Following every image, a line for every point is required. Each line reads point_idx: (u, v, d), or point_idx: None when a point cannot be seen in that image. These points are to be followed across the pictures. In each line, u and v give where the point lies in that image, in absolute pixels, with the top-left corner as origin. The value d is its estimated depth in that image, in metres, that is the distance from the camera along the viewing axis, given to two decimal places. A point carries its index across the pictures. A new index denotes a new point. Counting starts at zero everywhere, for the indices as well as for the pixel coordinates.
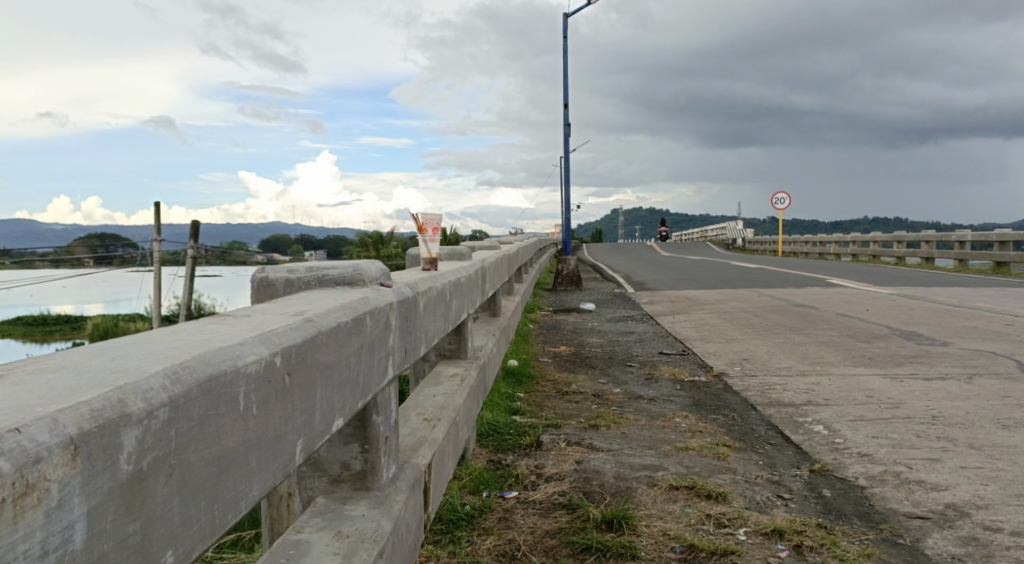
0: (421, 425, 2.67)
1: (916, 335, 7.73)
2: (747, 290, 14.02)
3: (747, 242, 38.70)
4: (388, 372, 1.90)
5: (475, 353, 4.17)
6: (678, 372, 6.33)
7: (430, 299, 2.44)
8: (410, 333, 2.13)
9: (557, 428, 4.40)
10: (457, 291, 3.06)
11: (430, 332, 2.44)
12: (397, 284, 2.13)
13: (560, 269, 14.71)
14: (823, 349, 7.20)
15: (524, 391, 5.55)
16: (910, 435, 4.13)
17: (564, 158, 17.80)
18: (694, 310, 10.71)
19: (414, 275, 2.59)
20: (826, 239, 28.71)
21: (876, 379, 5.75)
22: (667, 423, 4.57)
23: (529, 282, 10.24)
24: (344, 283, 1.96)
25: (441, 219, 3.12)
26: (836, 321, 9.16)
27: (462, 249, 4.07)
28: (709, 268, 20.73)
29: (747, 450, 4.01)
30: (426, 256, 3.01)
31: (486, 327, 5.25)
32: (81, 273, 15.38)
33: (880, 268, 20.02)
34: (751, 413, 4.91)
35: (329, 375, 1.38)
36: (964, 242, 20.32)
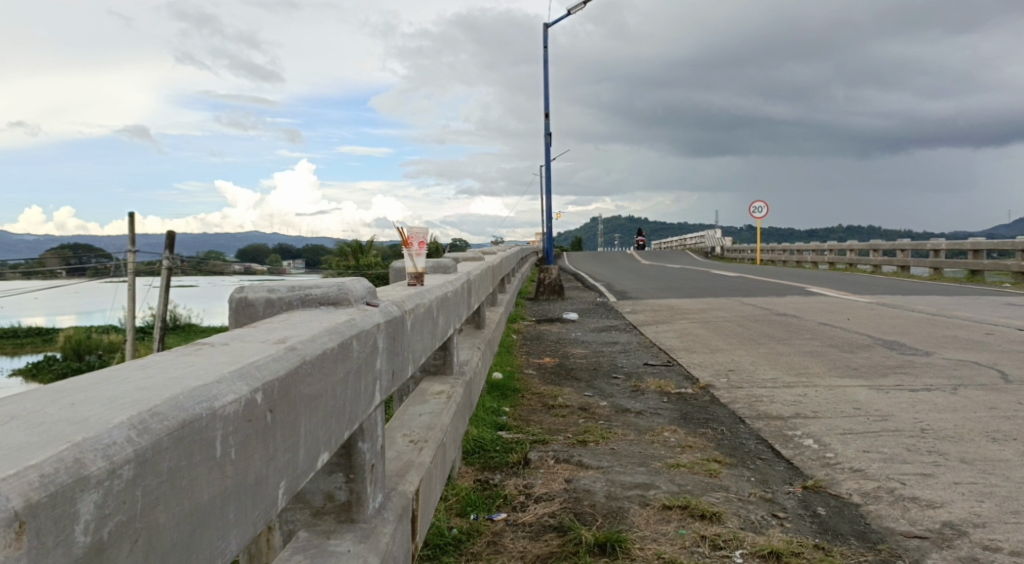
0: (408, 448, 2.56)
1: (899, 345, 7.75)
2: (728, 299, 14.04)
3: (726, 251, 38.95)
4: (375, 398, 1.79)
5: (461, 368, 4.07)
6: (664, 384, 6.26)
7: (417, 316, 2.33)
8: (397, 353, 2.03)
9: (545, 445, 4.30)
10: (444, 306, 2.95)
11: (418, 351, 2.34)
12: (383, 303, 2.02)
13: (542, 278, 14.64)
14: (808, 359, 7.18)
15: (510, 405, 5.44)
16: (901, 449, 4.09)
17: (545, 168, 17.78)
18: (677, 320, 10.68)
19: (401, 291, 2.49)
20: (804, 248, 28.95)
21: (862, 390, 5.73)
22: (656, 437, 4.50)
23: (511, 292, 10.15)
24: (328, 303, 1.85)
25: (426, 231, 3.02)
26: (818, 331, 9.17)
27: (447, 262, 3.96)
28: (689, 277, 20.79)
29: (738, 466, 3.93)
30: (412, 271, 2.91)
31: (471, 340, 5.15)
32: (52, 284, 15.02)
33: (858, 277, 20.19)
34: (740, 426, 4.85)
35: (314, 407, 1.28)
36: (939, 251, 20.57)
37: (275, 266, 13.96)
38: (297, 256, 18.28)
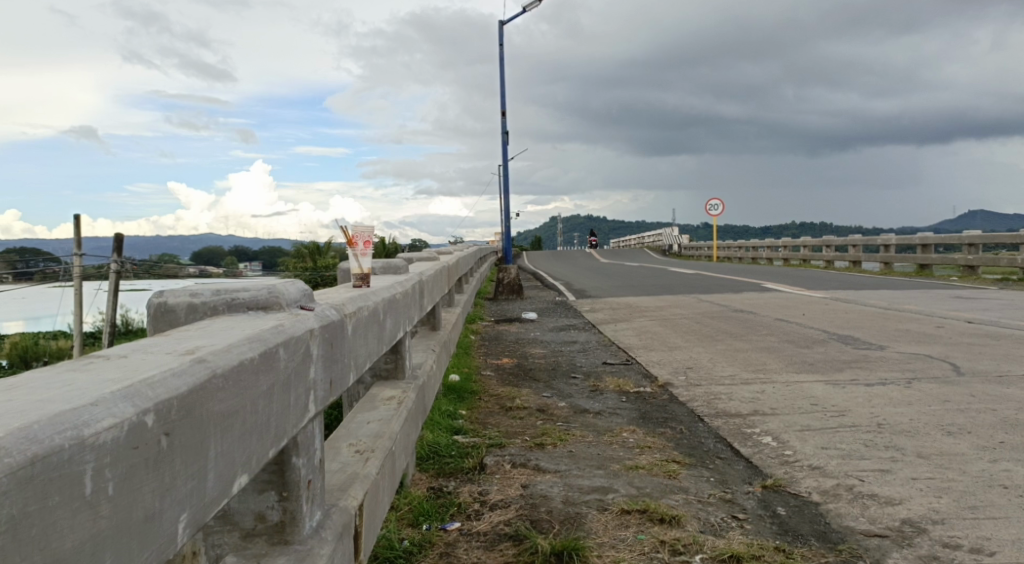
0: (353, 459, 2.41)
1: (853, 340, 7.82)
2: (686, 296, 14.12)
3: (683, 248, 39.33)
4: (311, 410, 1.65)
5: (414, 372, 3.93)
6: (623, 383, 6.20)
7: (360, 320, 2.19)
8: (336, 360, 1.88)
9: (501, 448, 4.19)
10: (392, 308, 2.81)
11: (360, 356, 2.20)
12: (320, 306, 1.88)
13: (502, 278, 14.53)
14: (765, 355, 7.20)
15: (467, 408, 5.31)
16: (859, 445, 4.09)
17: (502, 167, 17.69)
18: (636, 318, 10.66)
19: (344, 294, 2.34)
20: (759, 244, 29.37)
21: (818, 386, 5.74)
22: (614, 438, 4.43)
23: (469, 292, 10.02)
24: (257, 307, 1.70)
25: (373, 230, 2.87)
26: (774, 326, 9.24)
27: (397, 262, 3.81)
28: (648, 274, 20.91)
29: (697, 467, 3.87)
30: (357, 272, 2.75)
31: (425, 343, 5.01)
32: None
33: (812, 272, 20.50)
34: (699, 425, 4.81)
35: (229, 426, 1.14)
36: (889, 245, 21.02)
37: (229, 268, 13.60)
38: (252, 258, 17.88)
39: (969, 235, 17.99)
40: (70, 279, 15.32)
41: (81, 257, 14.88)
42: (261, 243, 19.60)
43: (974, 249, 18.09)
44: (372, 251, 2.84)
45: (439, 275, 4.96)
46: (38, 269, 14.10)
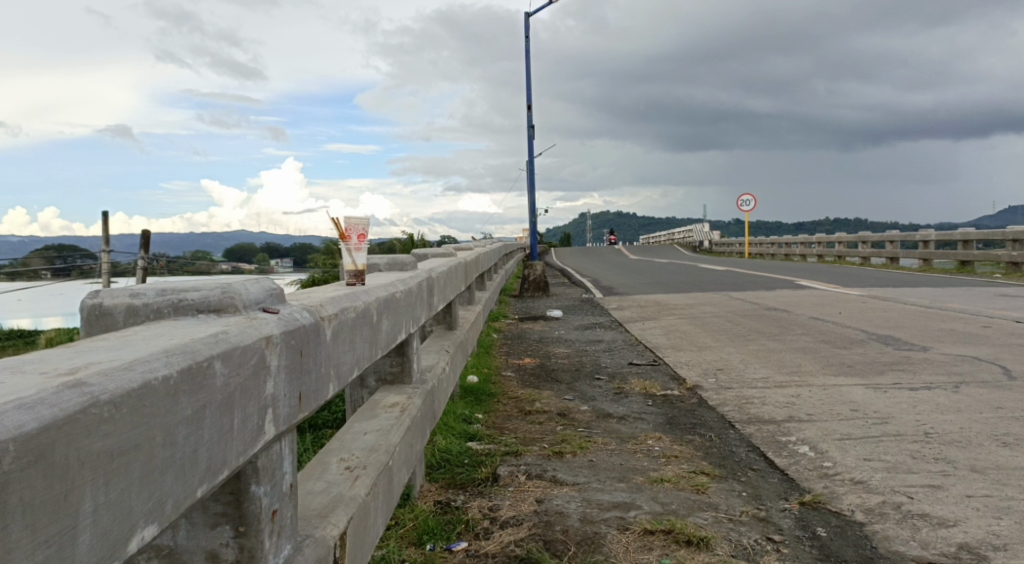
0: (341, 478, 2.17)
1: (894, 340, 7.41)
2: (716, 293, 13.71)
3: (714, 245, 38.64)
4: (268, 432, 1.40)
5: (422, 375, 3.68)
6: (649, 386, 5.89)
7: (343, 324, 1.93)
8: (307, 371, 1.62)
9: (517, 457, 3.94)
10: (389, 308, 2.56)
11: (344, 363, 1.94)
12: (290, 308, 1.62)
13: (527, 275, 14.26)
14: (799, 356, 6.84)
15: (484, 412, 5.05)
16: (905, 457, 3.75)
17: (528, 162, 17.44)
18: (664, 316, 10.33)
19: (329, 293, 2.09)
20: (791, 241, 28.71)
21: (858, 390, 5.39)
22: (639, 446, 4.14)
23: (491, 289, 9.78)
24: (207, 310, 1.44)
25: (368, 223, 2.62)
26: (809, 325, 8.84)
27: (406, 257, 3.54)
28: (677, 271, 20.47)
29: (728, 480, 3.58)
30: (350, 268, 2.50)
31: (439, 343, 4.75)
32: (26, 286, 14.53)
33: (848, 269, 19.90)
34: (730, 432, 4.50)
35: (121, 466, 0.90)
36: (929, 242, 20.33)
37: (258, 264, 13.57)
38: (281, 255, 17.90)
39: (1013, 230, 17.32)
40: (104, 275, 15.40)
41: (114, 253, 14.95)
42: (290, 240, 19.57)
43: (1019, 245, 17.40)
44: (367, 244, 2.59)
45: (452, 272, 4.71)
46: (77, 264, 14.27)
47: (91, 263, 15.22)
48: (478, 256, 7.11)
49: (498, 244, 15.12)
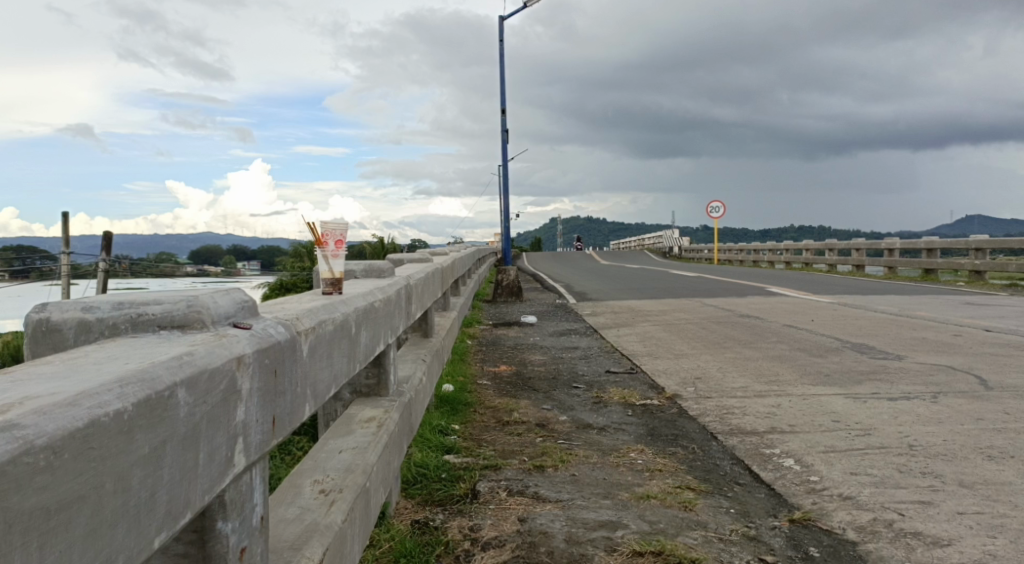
0: (316, 502, 2.00)
1: (869, 349, 7.41)
2: (689, 300, 13.71)
3: (683, 251, 38.89)
4: (238, 464, 1.24)
5: (399, 387, 3.53)
6: (628, 395, 5.79)
7: (320, 339, 1.77)
8: (281, 393, 1.47)
9: (496, 471, 3.80)
10: (367, 319, 2.40)
11: (320, 382, 1.78)
12: (262, 322, 1.47)
13: (499, 280, 14.12)
14: (777, 365, 6.80)
15: (460, 422, 4.91)
16: (892, 471, 3.69)
17: (500, 166, 17.32)
18: (639, 323, 10.26)
19: (306, 304, 1.94)
20: (760, 248, 28.96)
21: (838, 400, 5.34)
22: (621, 459, 4.03)
23: (465, 294, 9.63)
24: (171, 326, 1.28)
25: (345, 228, 2.41)
26: (784, 333, 8.83)
27: (383, 264, 3.38)
28: (649, 276, 20.50)
29: (715, 496, 3.47)
30: (326, 276, 2.34)
31: (414, 352, 4.60)
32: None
33: (816, 276, 20.08)
34: (712, 444, 4.41)
35: (61, 522, 0.74)
36: (894, 250, 20.60)
37: (226, 267, 13.26)
38: (250, 258, 17.50)
39: (977, 239, 17.60)
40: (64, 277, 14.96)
41: (77, 255, 14.54)
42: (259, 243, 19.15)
43: (982, 253, 17.69)
44: (345, 250, 2.42)
45: (430, 278, 4.56)
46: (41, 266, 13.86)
47: (52, 265, 14.77)
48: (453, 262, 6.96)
49: (471, 248, 14.94)
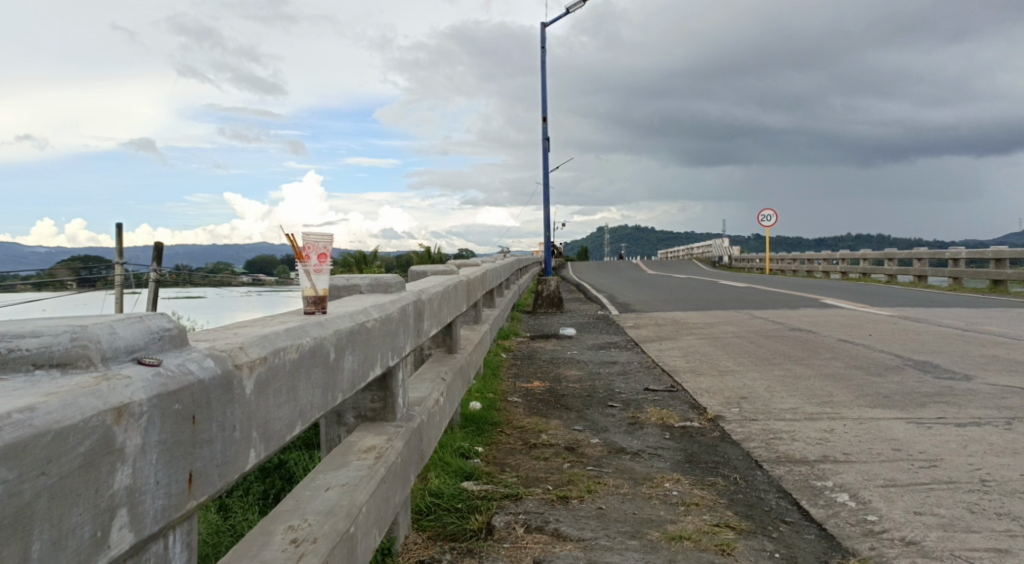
0: (284, 555, 1.75)
1: (933, 368, 6.88)
2: (737, 311, 13.19)
3: (734, 261, 37.99)
4: (122, 542, 0.96)
5: (409, 410, 3.26)
6: (667, 416, 5.42)
7: (274, 371, 1.50)
8: (204, 441, 1.19)
9: (516, 502, 3.51)
10: (354, 340, 2.13)
11: (275, 420, 1.51)
12: (183, 357, 1.20)
13: (541, 290, 13.83)
14: (830, 384, 6.34)
15: (484, 444, 4.62)
16: (963, 511, 3.28)
17: (543, 175, 17.07)
18: (683, 336, 9.84)
19: (269, 328, 1.67)
20: (814, 257, 28.01)
21: (898, 425, 4.89)
22: (654, 490, 3.70)
23: (502, 305, 9.38)
24: (48, 365, 1.01)
25: (329, 239, 2.14)
26: (839, 349, 8.30)
27: (392, 278, 3.13)
28: (696, 287, 19.96)
29: (758, 537, 3.10)
30: (309, 294, 2.11)
31: (435, 369, 4.33)
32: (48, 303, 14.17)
33: (874, 287, 19.22)
34: (756, 473, 4.04)
35: None
36: (958, 260, 19.58)
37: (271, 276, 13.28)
38: None
39: None
40: (120, 286, 15.28)
41: (133, 265, 14.78)
42: None
43: None
44: (330, 263, 2.18)
45: (451, 292, 4.31)
46: (99, 276, 14.14)
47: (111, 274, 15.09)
48: (484, 273, 6.70)
49: (512, 258, 14.70)
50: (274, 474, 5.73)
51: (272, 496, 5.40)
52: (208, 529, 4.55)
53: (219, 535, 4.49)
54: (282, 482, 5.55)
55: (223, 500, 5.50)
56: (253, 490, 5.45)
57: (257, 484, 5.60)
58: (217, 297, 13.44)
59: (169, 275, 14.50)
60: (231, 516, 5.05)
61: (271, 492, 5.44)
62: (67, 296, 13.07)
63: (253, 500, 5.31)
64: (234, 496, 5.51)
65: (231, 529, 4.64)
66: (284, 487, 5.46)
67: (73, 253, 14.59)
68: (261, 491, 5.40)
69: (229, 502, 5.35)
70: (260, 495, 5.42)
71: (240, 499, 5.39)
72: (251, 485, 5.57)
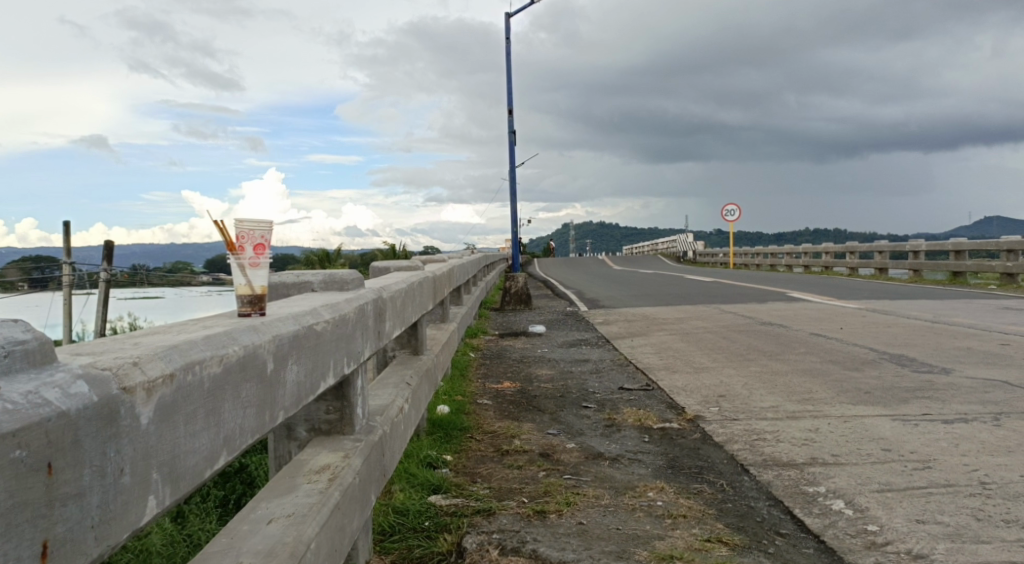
0: None
1: (910, 362, 6.73)
2: (706, 306, 13.02)
3: (698, 256, 38.11)
4: None
5: (370, 420, 2.94)
6: (645, 417, 5.16)
7: (186, 391, 1.17)
8: (67, 493, 0.86)
9: (490, 518, 3.21)
10: (299, 346, 1.79)
11: (187, 453, 1.18)
12: (38, 381, 0.86)
13: (508, 287, 13.50)
14: (809, 380, 6.15)
15: (453, 452, 4.30)
16: (967, 518, 3.07)
17: (510, 169, 16.74)
18: (654, 332, 9.61)
19: (183, 335, 1.33)
20: (777, 251, 28.12)
21: (884, 424, 4.69)
22: (635, 501, 3.43)
23: (470, 303, 9.04)
24: None
25: (266, 228, 1.79)
26: (812, 343, 8.15)
27: (349, 274, 2.79)
28: (663, 282, 19.84)
29: (754, 552, 2.85)
30: (244, 293, 1.78)
31: (399, 373, 3.99)
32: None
33: (837, 280, 19.29)
34: (743, 479, 3.79)
35: None
36: (918, 252, 19.73)
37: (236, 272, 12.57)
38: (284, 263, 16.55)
39: (1007, 240, 16.78)
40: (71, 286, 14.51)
41: (86, 264, 14.04)
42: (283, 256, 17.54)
43: (1013, 256, 16.82)
44: (268, 254, 1.84)
45: (415, 289, 3.97)
46: (50, 277, 13.37)
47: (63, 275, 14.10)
48: (450, 269, 6.37)
49: (479, 255, 14.36)
50: (235, 478, 5.37)
51: (233, 502, 5.03)
52: (162, 540, 4.19)
53: (173, 546, 4.15)
54: (243, 486, 5.20)
55: (181, 505, 5.12)
56: (213, 495, 5.08)
57: (217, 489, 5.24)
58: (175, 297, 12.76)
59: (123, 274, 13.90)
60: (187, 524, 4.69)
61: (232, 498, 5.08)
62: (12, 297, 12.40)
63: (212, 506, 4.93)
64: (193, 501, 5.14)
65: (188, 538, 4.28)
66: (246, 492, 5.10)
67: (21, 253, 13.85)
68: (221, 497, 5.03)
69: (188, 508, 4.98)
70: (220, 501, 5.05)
71: (200, 505, 5.02)
72: (210, 490, 5.20)
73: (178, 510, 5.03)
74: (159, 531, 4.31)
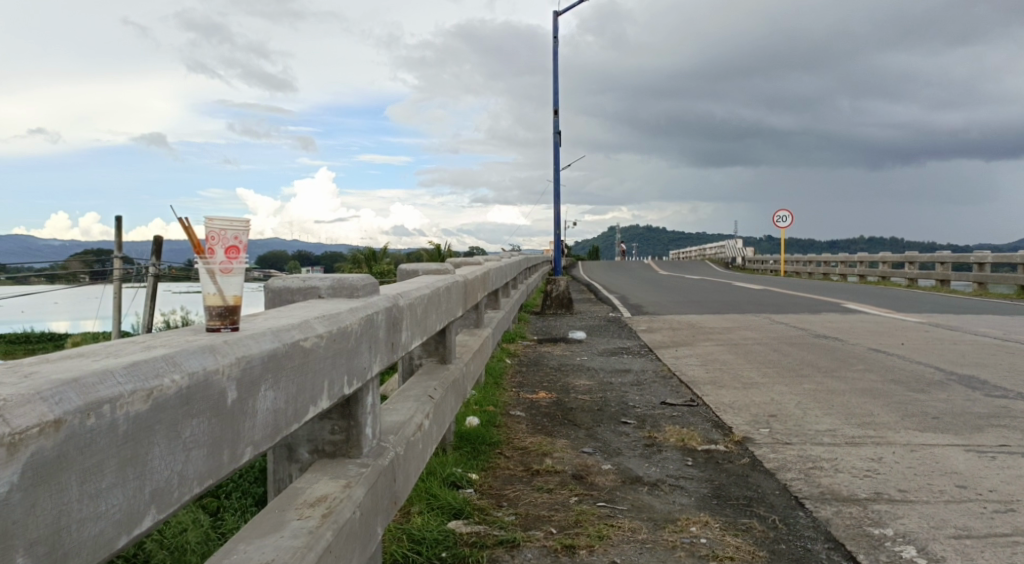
0: None
1: (981, 384, 6.19)
2: (756, 316, 12.48)
3: (748, 262, 37.14)
4: None
5: (382, 440, 2.66)
6: (688, 436, 4.79)
7: (81, 440, 0.89)
8: None
9: (513, 551, 2.92)
10: (274, 367, 1.51)
11: (83, 518, 0.90)
12: None
13: (550, 291, 13.14)
14: (869, 402, 5.67)
15: (479, 470, 4.01)
16: None
17: (555, 171, 16.39)
18: (701, 342, 9.16)
19: (110, 359, 1.07)
20: (831, 260, 27.16)
21: (957, 456, 4.23)
22: (675, 537, 3.08)
23: (509, 306, 8.73)
24: None
25: (235, 228, 1.52)
26: (871, 360, 7.63)
27: (360, 278, 2.51)
28: (711, 289, 19.23)
29: None
30: (212, 302, 1.53)
31: (423, 384, 3.70)
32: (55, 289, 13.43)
33: (896, 291, 18.45)
34: (797, 513, 3.42)
35: None
36: (983, 264, 18.74)
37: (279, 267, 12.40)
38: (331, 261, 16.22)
39: None
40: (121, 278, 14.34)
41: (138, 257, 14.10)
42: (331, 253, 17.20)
43: None
44: (243, 258, 1.58)
45: (441, 294, 3.69)
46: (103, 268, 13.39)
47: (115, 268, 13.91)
48: (486, 272, 6.08)
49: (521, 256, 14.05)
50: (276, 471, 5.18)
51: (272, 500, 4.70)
52: (198, 537, 4.02)
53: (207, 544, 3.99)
54: None
55: (219, 500, 4.96)
56: (252, 492, 4.89)
57: (254, 486, 5.04)
58: None
59: (173, 268, 13.80)
60: (223, 523, 4.50)
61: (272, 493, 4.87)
62: (65, 287, 12.48)
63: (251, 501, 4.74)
64: (232, 498, 4.97)
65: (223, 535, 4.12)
66: None
67: (75, 243, 13.99)
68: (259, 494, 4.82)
69: (224, 504, 4.81)
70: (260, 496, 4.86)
71: (238, 501, 4.83)
72: (249, 487, 5.01)
73: (216, 506, 4.86)
74: (194, 529, 4.15)
